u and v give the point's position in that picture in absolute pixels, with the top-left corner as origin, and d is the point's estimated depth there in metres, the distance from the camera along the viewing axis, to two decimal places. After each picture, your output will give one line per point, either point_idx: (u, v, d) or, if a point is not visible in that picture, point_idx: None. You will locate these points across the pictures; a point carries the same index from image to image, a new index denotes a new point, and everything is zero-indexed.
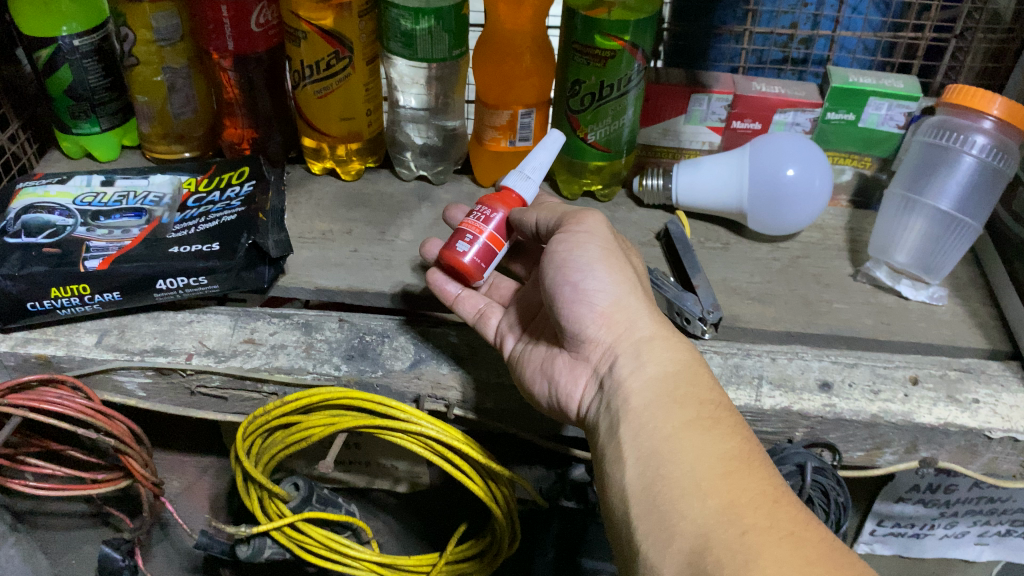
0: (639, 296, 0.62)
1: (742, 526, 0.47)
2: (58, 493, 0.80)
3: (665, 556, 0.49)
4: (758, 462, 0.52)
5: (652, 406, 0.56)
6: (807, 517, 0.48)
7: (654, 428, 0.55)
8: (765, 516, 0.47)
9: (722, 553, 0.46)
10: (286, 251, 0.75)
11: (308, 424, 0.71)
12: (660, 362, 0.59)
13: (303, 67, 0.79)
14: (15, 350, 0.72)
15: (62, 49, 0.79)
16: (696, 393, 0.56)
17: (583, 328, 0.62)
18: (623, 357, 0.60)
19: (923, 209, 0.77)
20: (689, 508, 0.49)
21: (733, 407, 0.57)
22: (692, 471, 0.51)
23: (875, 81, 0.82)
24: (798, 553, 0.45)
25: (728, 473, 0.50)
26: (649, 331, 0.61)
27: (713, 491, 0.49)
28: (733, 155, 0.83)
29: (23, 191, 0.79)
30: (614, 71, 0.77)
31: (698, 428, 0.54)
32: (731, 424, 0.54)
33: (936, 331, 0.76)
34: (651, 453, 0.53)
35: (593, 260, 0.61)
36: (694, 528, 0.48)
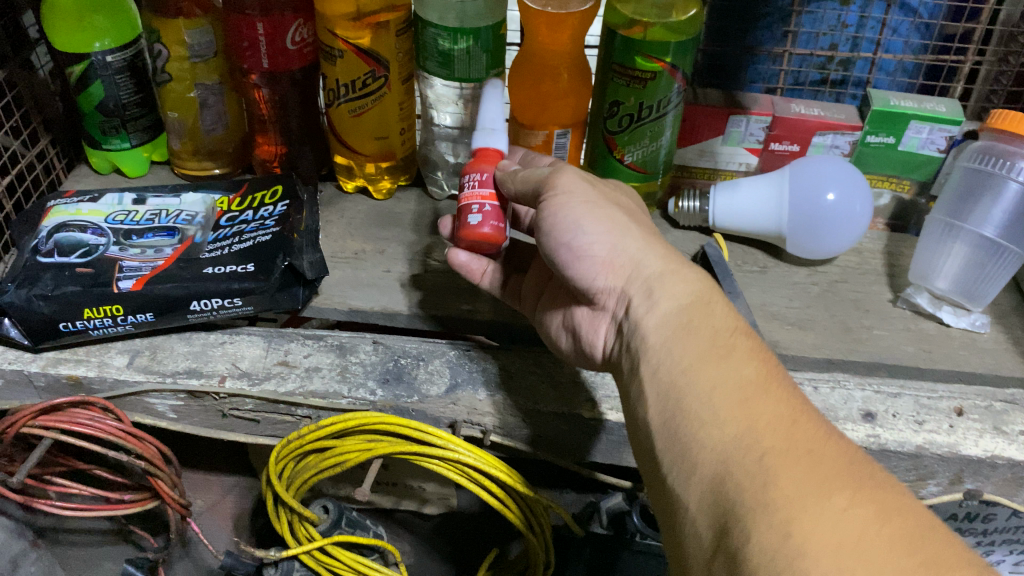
0: (639, 234, 0.58)
1: (762, 451, 0.43)
2: (85, 513, 0.79)
3: (689, 488, 0.45)
4: (779, 384, 0.47)
5: (667, 342, 0.52)
6: (829, 436, 0.44)
7: (671, 363, 0.51)
8: (783, 438, 0.43)
9: (741, 480, 0.42)
10: (321, 272, 0.75)
11: (344, 449, 0.69)
12: (672, 295, 0.54)
13: (338, 86, 0.79)
14: (45, 371, 0.71)
15: (95, 65, 0.79)
16: (711, 321, 0.52)
17: (592, 282, 0.59)
18: (634, 299, 0.56)
19: (968, 236, 0.76)
20: (707, 438, 0.45)
21: (753, 332, 0.52)
22: (707, 400, 0.47)
23: (916, 105, 0.81)
24: (817, 472, 0.41)
25: (743, 399, 0.46)
26: (657, 266, 0.56)
27: (730, 418, 0.45)
28: (772, 177, 0.82)
29: (55, 209, 0.78)
30: (653, 93, 0.76)
31: (714, 356, 0.49)
32: (748, 348, 0.50)
33: (979, 360, 0.75)
34: (668, 388, 0.49)
35: (578, 214, 0.58)
36: (713, 459, 0.44)
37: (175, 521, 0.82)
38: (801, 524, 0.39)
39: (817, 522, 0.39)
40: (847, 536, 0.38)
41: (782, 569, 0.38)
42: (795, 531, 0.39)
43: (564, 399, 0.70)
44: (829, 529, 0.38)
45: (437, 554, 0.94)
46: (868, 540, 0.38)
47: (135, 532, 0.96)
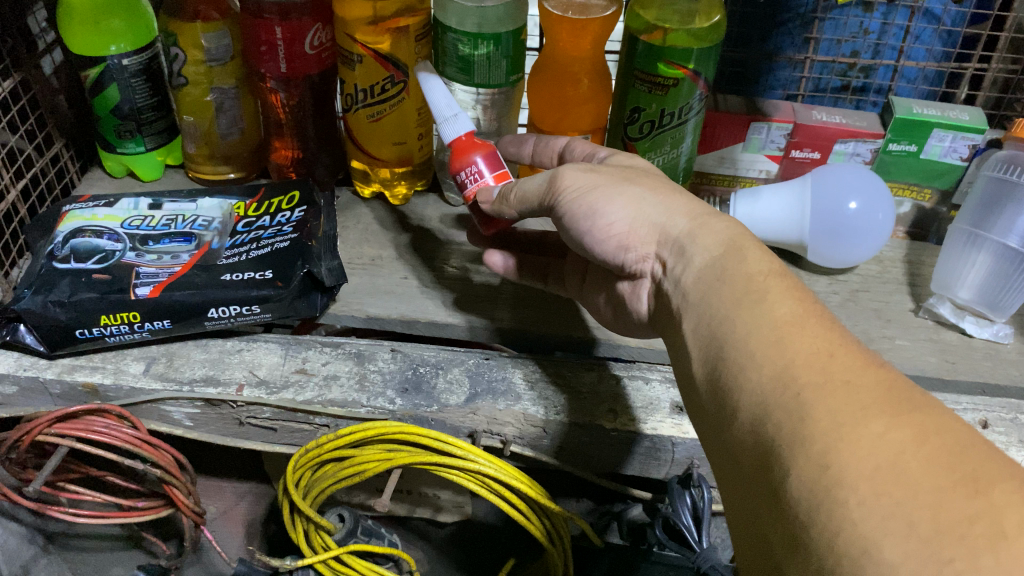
0: (659, 198, 0.56)
1: (799, 389, 0.40)
2: (99, 521, 0.78)
3: (735, 435, 0.43)
4: (817, 319, 0.45)
5: (703, 292, 0.50)
6: (871, 365, 0.41)
7: (708, 310, 0.49)
8: (820, 371, 0.41)
9: (780, 419, 0.40)
10: (340, 279, 0.74)
11: (362, 459, 0.69)
12: (704, 248, 0.52)
13: (356, 91, 0.78)
14: (61, 378, 0.70)
15: (110, 68, 0.78)
16: (743, 265, 0.49)
17: (625, 257, 0.57)
18: (670, 259, 0.54)
19: (991, 245, 0.75)
20: (746, 381, 0.43)
21: (789, 271, 0.49)
22: (743, 344, 0.45)
23: (939, 113, 0.81)
24: (854, 403, 0.38)
25: (778, 338, 0.43)
26: (685, 224, 0.54)
27: (766, 358, 0.43)
28: (793, 185, 0.81)
29: (70, 213, 0.77)
30: (674, 100, 0.76)
31: (747, 299, 0.47)
32: (782, 286, 0.47)
33: (1004, 371, 0.74)
34: (709, 336, 0.47)
35: (592, 202, 0.57)
36: (752, 402, 0.42)
37: (189, 528, 0.81)
38: (839, 453, 0.36)
39: (853, 449, 0.36)
40: (884, 460, 0.35)
41: (822, 501, 0.36)
42: (833, 461, 0.36)
43: (585, 410, 0.69)
44: (866, 454, 0.36)
45: (451, 562, 0.93)
46: (905, 462, 0.35)
47: (147, 537, 0.95)
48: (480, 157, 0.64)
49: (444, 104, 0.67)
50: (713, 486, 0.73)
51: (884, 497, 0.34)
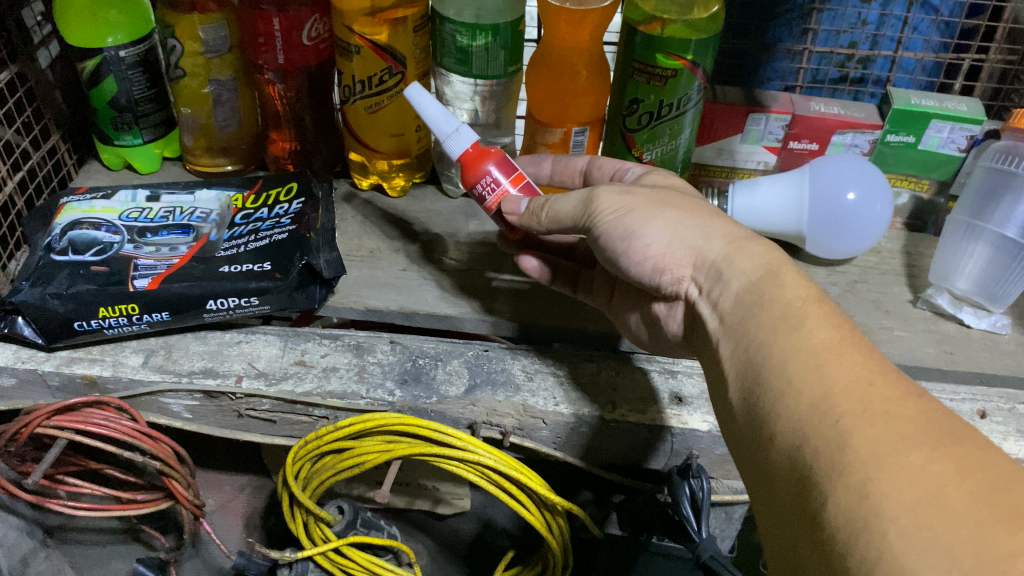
0: (696, 221, 0.56)
1: (838, 417, 0.41)
2: (98, 513, 0.78)
3: (772, 460, 0.44)
4: (856, 347, 0.45)
5: (739, 317, 0.50)
6: (912, 395, 0.42)
7: (746, 335, 0.49)
8: (859, 401, 0.41)
9: (818, 446, 0.41)
10: (338, 271, 0.74)
11: (363, 450, 0.69)
12: (741, 272, 0.52)
13: (354, 82, 0.78)
14: (60, 371, 0.70)
15: (107, 60, 0.78)
16: (780, 290, 0.49)
17: (660, 278, 0.58)
18: (706, 284, 0.55)
19: (990, 236, 0.75)
20: (784, 408, 0.44)
21: (827, 298, 0.49)
22: (781, 370, 0.45)
23: (937, 104, 0.81)
24: (894, 433, 0.39)
25: (817, 365, 0.44)
26: (721, 248, 0.54)
27: (804, 384, 0.44)
28: (792, 176, 0.81)
29: (68, 206, 0.77)
30: (673, 91, 0.75)
31: (786, 325, 0.47)
32: (821, 314, 0.47)
33: (1001, 362, 0.74)
34: (747, 361, 0.48)
35: (630, 224, 0.57)
36: (791, 428, 0.43)
37: (188, 520, 0.81)
38: (879, 483, 0.37)
39: (894, 480, 0.37)
40: (924, 492, 0.36)
41: (860, 530, 0.37)
42: (872, 490, 0.37)
43: (586, 401, 0.69)
44: (906, 485, 0.37)
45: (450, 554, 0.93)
46: (946, 496, 0.36)
47: (145, 530, 0.95)
48: (492, 165, 0.64)
49: (444, 121, 0.65)
50: (711, 476, 0.73)
51: (925, 529, 0.35)
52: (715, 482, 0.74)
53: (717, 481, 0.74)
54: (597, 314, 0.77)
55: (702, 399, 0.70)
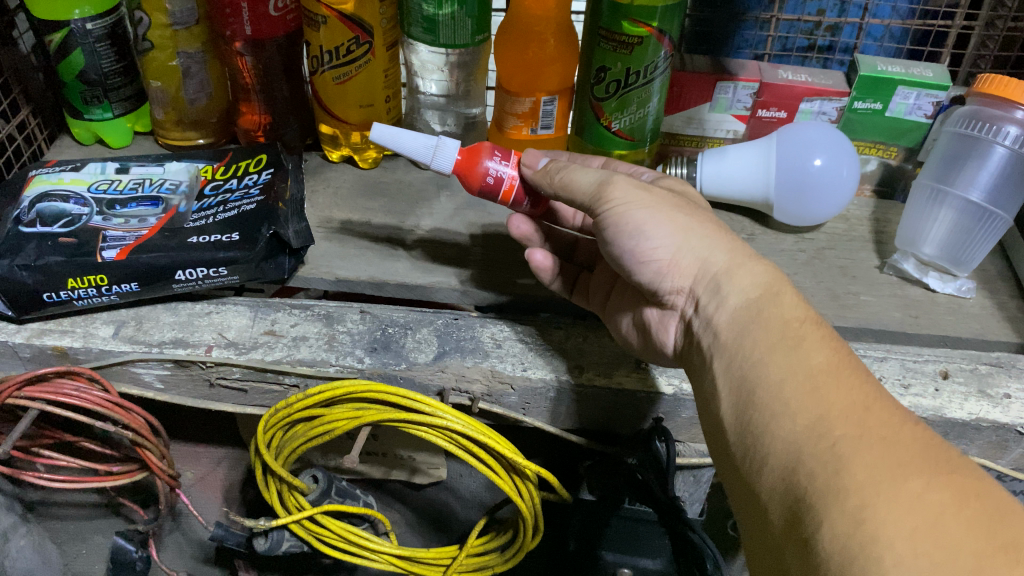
0: (705, 231, 0.55)
1: (834, 440, 0.41)
2: (74, 484, 0.78)
3: (764, 480, 0.44)
4: (853, 370, 0.46)
5: (737, 335, 0.51)
6: (907, 421, 0.42)
7: (743, 353, 0.49)
8: (856, 426, 0.42)
9: (814, 468, 0.41)
10: (307, 241, 0.74)
11: (332, 418, 0.69)
12: (741, 289, 0.52)
13: (322, 53, 0.78)
14: (30, 342, 0.70)
15: (74, 33, 0.78)
16: (779, 311, 0.50)
17: (660, 285, 0.57)
18: (703, 297, 0.54)
19: (954, 201, 0.76)
20: (779, 428, 0.44)
21: (825, 320, 0.50)
22: (778, 391, 0.46)
23: (903, 70, 0.82)
24: (892, 459, 0.39)
25: (814, 388, 0.44)
26: (725, 261, 0.54)
27: (801, 407, 0.44)
28: (761, 143, 0.81)
29: (37, 178, 0.77)
30: (640, 58, 0.76)
31: (784, 346, 0.48)
32: (819, 337, 0.48)
33: (965, 325, 0.75)
34: (741, 380, 0.48)
35: (639, 221, 0.55)
36: (785, 451, 0.43)
37: (164, 492, 0.81)
38: (877, 510, 0.37)
39: (891, 507, 0.37)
40: (923, 520, 0.36)
41: (856, 555, 0.37)
42: (869, 516, 0.37)
43: (553, 366, 0.70)
44: (904, 513, 0.37)
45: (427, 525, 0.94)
46: (944, 526, 0.36)
47: (126, 504, 0.96)
48: (487, 155, 0.63)
49: (419, 143, 0.63)
50: (678, 439, 0.74)
51: (924, 557, 0.35)
52: (683, 446, 0.75)
53: (684, 444, 0.74)
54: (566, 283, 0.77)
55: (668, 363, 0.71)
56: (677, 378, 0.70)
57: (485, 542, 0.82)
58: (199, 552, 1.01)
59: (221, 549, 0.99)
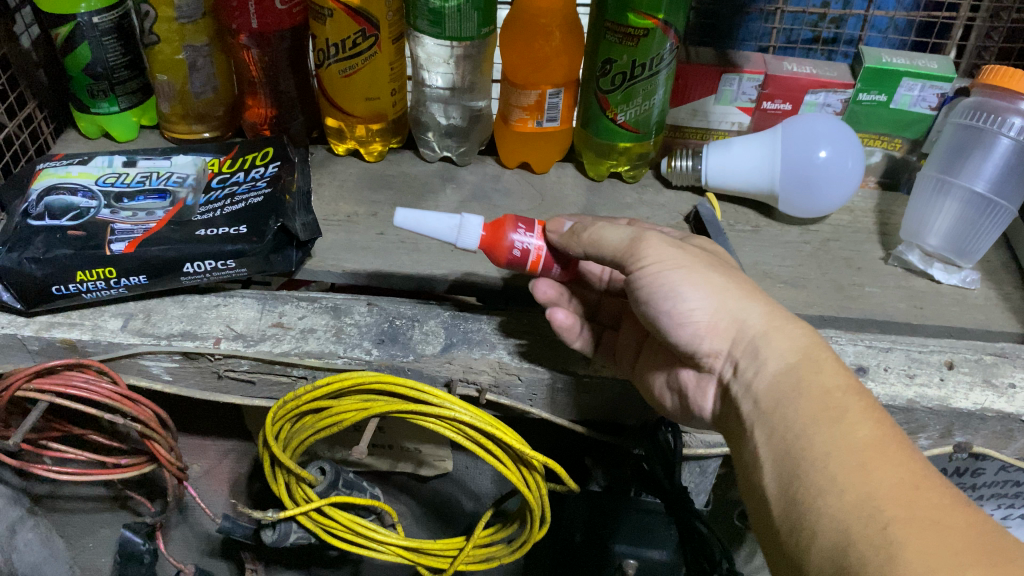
0: (742, 291, 0.54)
1: (885, 522, 0.40)
2: (82, 477, 0.79)
3: (811, 559, 0.43)
4: (900, 446, 0.45)
5: (778, 404, 0.49)
6: (959, 503, 0.41)
7: (785, 424, 0.48)
8: (907, 507, 0.41)
9: (865, 552, 0.40)
10: (314, 234, 0.75)
11: (339, 409, 0.69)
12: (780, 354, 0.51)
13: (328, 46, 0.79)
14: (39, 335, 0.70)
15: (81, 26, 0.78)
16: (821, 380, 0.49)
17: (697, 346, 0.55)
18: (741, 361, 0.53)
19: (958, 192, 0.77)
20: (826, 505, 0.43)
21: (868, 389, 0.49)
22: (824, 467, 0.44)
23: (908, 62, 0.82)
24: (946, 545, 0.38)
25: (861, 465, 0.43)
26: (761, 324, 0.53)
27: (848, 484, 0.43)
28: (765, 136, 0.82)
29: (44, 172, 0.77)
30: (646, 51, 0.76)
31: (828, 418, 0.46)
32: (863, 409, 0.47)
33: (970, 316, 0.75)
34: (784, 452, 0.47)
35: (675, 281, 0.54)
36: (832, 529, 0.42)
37: (171, 485, 0.82)
38: None
39: None
40: None
41: None
42: None
43: (559, 358, 0.70)
44: None
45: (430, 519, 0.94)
46: None
47: (132, 496, 0.96)
48: (512, 230, 0.63)
49: (443, 224, 0.62)
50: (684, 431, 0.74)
51: None
52: (689, 437, 0.74)
53: (691, 435, 0.74)
54: None
55: None
56: None
57: (492, 532, 0.81)
58: (205, 544, 1.02)
59: (227, 541, 1.00)
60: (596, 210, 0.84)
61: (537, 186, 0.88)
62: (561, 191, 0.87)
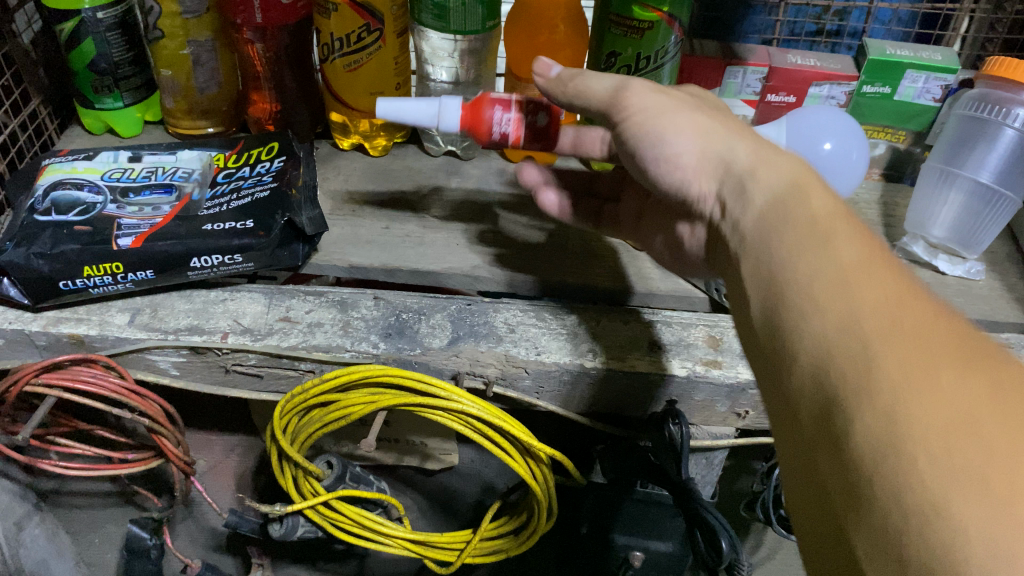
0: (726, 133, 0.50)
1: (864, 336, 0.34)
2: (89, 472, 0.79)
3: (792, 386, 0.37)
4: (886, 262, 0.37)
5: (759, 233, 0.43)
6: (948, 317, 0.34)
7: (765, 248, 0.42)
8: (890, 319, 0.34)
9: (842, 370, 0.34)
10: (321, 228, 0.75)
11: (348, 402, 0.70)
12: (765, 185, 0.44)
13: (333, 40, 0.79)
14: (46, 330, 0.70)
15: (85, 21, 0.78)
16: (805, 203, 0.42)
17: (687, 189, 0.51)
18: (729, 198, 0.47)
19: (963, 183, 0.77)
20: (805, 328, 0.37)
21: (857, 213, 0.42)
22: (801, 285, 0.38)
23: (912, 54, 0.82)
24: (931, 357, 0.32)
25: (842, 279, 0.37)
26: (747, 158, 0.47)
27: (825, 302, 0.36)
28: (769, 128, 0.82)
29: (50, 167, 0.78)
30: (650, 43, 0.76)
31: (808, 234, 0.40)
32: (852, 230, 0.39)
33: (975, 306, 0.76)
34: (767, 278, 0.41)
35: (661, 127, 0.52)
36: (813, 351, 0.36)
37: (179, 479, 0.82)
38: (912, 409, 0.31)
39: (922, 404, 0.31)
40: (956, 414, 0.30)
41: (886, 456, 0.31)
42: (900, 416, 0.31)
43: (565, 350, 0.70)
44: (933, 407, 0.31)
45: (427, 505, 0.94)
46: (978, 422, 0.30)
47: (139, 492, 0.96)
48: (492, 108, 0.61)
49: (423, 109, 0.61)
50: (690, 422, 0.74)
51: (954, 457, 0.29)
52: (695, 428, 0.74)
53: (697, 427, 0.74)
54: (577, 269, 0.77)
55: (681, 346, 0.70)
56: (690, 360, 0.69)
57: (498, 525, 0.82)
58: (211, 540, 1.02)
59: (234, 536, 1.00)
60: None
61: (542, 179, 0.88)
62: None
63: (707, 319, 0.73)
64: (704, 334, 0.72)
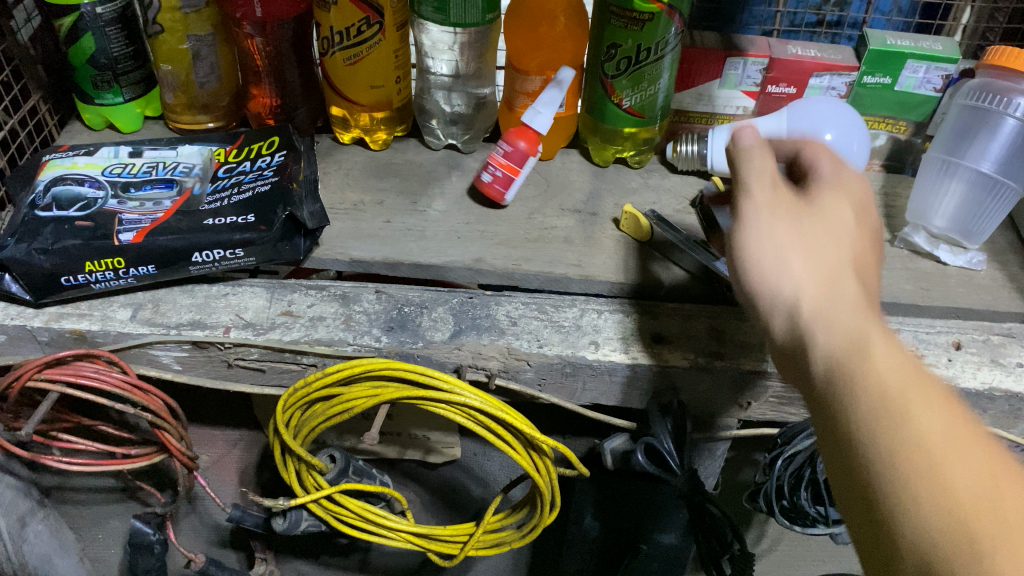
0: (811, 247, 0.49)
1: (970, 536, 0.35)
2: (93, 467, 0.79)
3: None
4: (976, 442, 0.39)
5: (835, 393, 0.43)
6: None
7: (841, 432, 0.42)
8: (990, 496, 0.36)
9: (949, 551, 0.35)
10: (322, 222, 0.75)
11: (350, 396, 0.70)
12: (846, 323, 0.45)
13: (333, 34, 0.79)
14: (49, 326, 0.70)
15: (84, 17, 0.78)
16: (876, 369, 0.42)
17: (768, 314, 0.48)
18: (802, 350, 0.46)
19: (964, 173, 0.77)
20: (903, 519, 0.38)
21: (925, 370, 0.43)
22: (890, 475, 0.39)
23: (913, 44, 0.82)
24: None
25: (932, 471, 0.38)
26: (820, 293, 0.47)
27: (916, 489, 0.38)
28: (771, 120, 0.83)
29: (51, 162, 0.78)
30: (651, 35, 0.76)
31: (889, 418, 0.40)
32: (929, 400, 0.41)
33: (976, 297, 0.76)
34: (846, 455, 0.41)
35: (768, 273, 0.49)
36: (913, 545, 0.37)
37: (182, 474, 0.82)
38: None
39: None
40: None
41: None
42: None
43: (568, 342, 0.70)
44: None
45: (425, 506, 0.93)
46: None
47: (142, 487, 0.97)
48: None
49: None
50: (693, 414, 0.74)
51: None
52: (698, 420, 0.74)
53: (699, 418, 0.74)
54: (579, 262, 0.77)
55: (684, 338, 0.70)
56: (693, 352, 0.69)
57: (501, 518, 0.82)
58: (214, 534, 1.02)
59: (237, 531, 1.00)
60: (602, 196, 0.85)
61: (543, 173, 0.88)
62: (567, 178, 0.88)
63: (709, 311, 0.73)
64: (707, 325, 0.72)
